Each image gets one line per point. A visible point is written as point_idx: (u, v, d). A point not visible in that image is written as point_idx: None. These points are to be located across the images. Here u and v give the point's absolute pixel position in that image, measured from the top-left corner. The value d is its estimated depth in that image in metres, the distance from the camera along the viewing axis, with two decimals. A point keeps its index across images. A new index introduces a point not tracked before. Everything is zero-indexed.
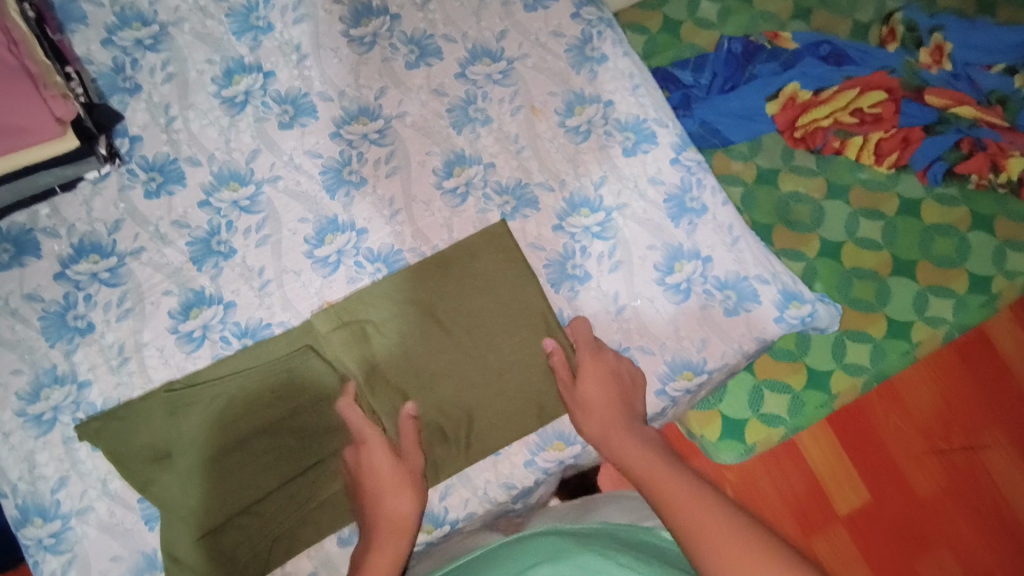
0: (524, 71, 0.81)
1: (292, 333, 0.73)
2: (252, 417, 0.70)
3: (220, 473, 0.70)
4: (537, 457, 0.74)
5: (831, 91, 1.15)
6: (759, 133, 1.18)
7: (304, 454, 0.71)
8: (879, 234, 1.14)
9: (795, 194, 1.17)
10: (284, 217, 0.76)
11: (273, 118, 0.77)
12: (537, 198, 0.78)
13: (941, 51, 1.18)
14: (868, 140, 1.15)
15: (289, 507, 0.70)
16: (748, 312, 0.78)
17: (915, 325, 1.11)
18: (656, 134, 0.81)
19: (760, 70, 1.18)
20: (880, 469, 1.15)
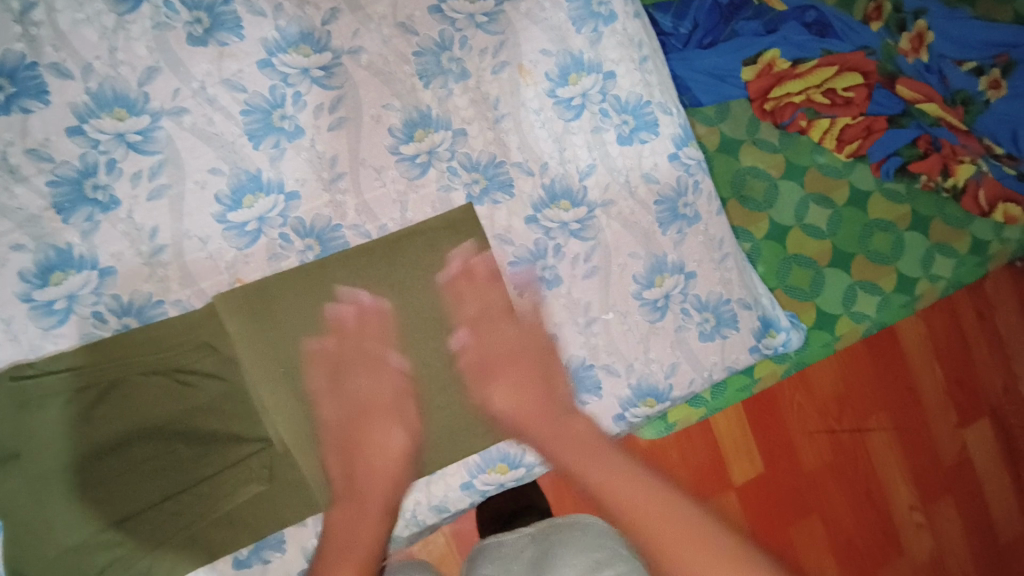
0: (515, 17, 0.65)
1: (192, 317, 0.58)
2: (134, 416, 0.57)
3: (87, 479, 0.56)
4: (475, 480, 0.65)
5: (809, 64, 0.97)
6: (728, 98, 1.00)
7: (199, 464, 0.58)
8: (828, 221, 0.98)
9: (754, 168, 0.99)
10: (188, 165, 0.58)
11: (180, 27, 0.58)
12: (511, 182, 0.65)
13: (922, 39, 0.94)
14: (834, 125, 0.98)
15: (172, 526, 0.58)
16: (723, 339, 0.71)
17: (839, 319, 0.95)
18: (658, 121, 0.69)
19: (742, 28, 0.98)
20: (777, 445, 1.10)
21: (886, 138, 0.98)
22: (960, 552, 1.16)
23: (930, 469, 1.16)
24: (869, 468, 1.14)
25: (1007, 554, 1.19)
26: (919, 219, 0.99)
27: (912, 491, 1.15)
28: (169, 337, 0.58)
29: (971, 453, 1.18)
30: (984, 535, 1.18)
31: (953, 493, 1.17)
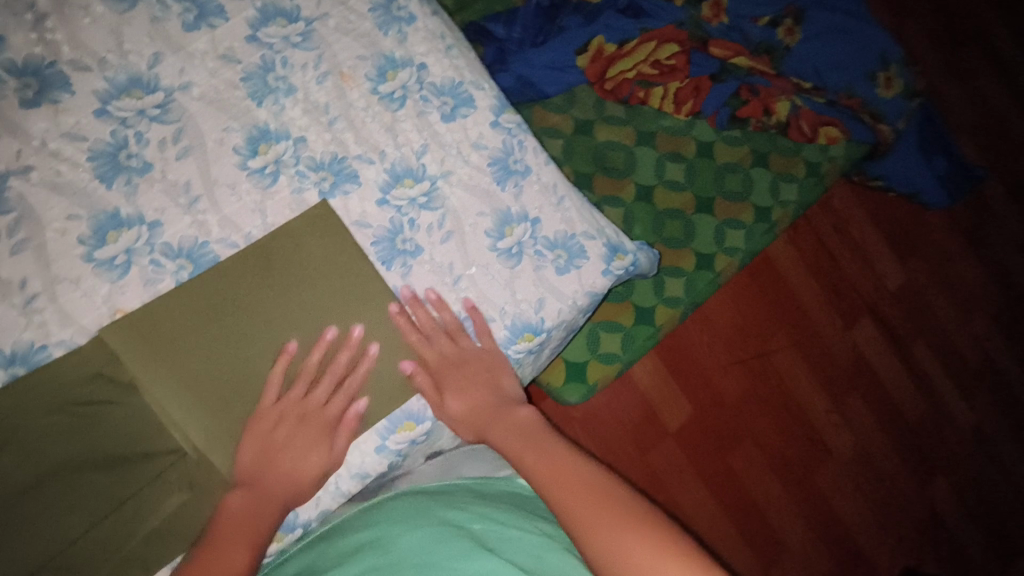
0: (326, 32, 0.74)
1: (79, 354, 0.62)
2: (42, 457, 0.61)
3: (6, 527, 0.59)
4: (387, 442, 0.72)
5: (631, 45, 1.33)
6: (572, 85, 1.33)
7: (114, 488, 0.63)
8: (684, 174, 1.34)
9: (609, 142, 1.33)
10: (46, 216, 0.63)
11: (11, 94, 0.64)
12: (356, 172, 0.73)
13: (718, 5, 1.41)
14: (667, 90, 1.34)
15: (103, 549, 0.62)
16: (578, 269, 0.80)
17: (717, 256, 1.30)
18: (474, 97, 0.79)
19: (567, 23, 1.33)
20: (697, 384, 1.33)
21: (711, 93, 1.35)
22: (865, 424, 1.47)
23: (832, 373, 1.46)
24: (777, 381, 1.40)
25: (912, 425, 1.52)
26: (759, 156, 1.38)
27: (823, 396, 1.44)
28: (63, 378, 0.61)
29: (862, 349, 1.49)
30: (890, 414, 1.50)
31: (855, 388, 1.47)
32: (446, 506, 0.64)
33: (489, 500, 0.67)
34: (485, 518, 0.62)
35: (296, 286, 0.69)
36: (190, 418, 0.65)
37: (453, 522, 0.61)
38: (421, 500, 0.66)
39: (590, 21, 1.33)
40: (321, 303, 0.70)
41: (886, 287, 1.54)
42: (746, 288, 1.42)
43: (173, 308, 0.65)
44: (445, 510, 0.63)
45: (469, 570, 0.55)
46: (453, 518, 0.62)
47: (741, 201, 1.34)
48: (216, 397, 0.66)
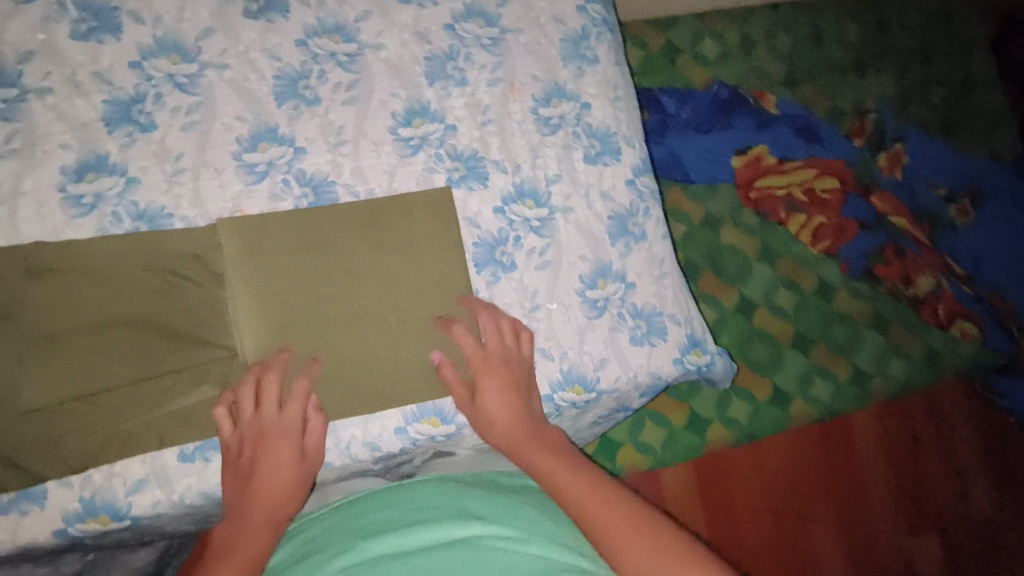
0: (514, 45, 0.79)
1: (192, 232, 0.68)
2: (124, 305, 0.66)
3: (68, 352, 0.64)
4: (409, 427, 0.72)
5: (793, 164, 1.30)
6: (716, 179, 1.31)
7: (168, 358, 0.66)
8: (792, 305, 1.31)
9: (731, 246, 1.32)
10: (220, 109, 0.70)
11: (240, 3, 0.72)
12: (487, 175, 0.76)
13: (897, 159, 1.37)
14: (810, 220, 1.31)
15: (133, 408, 0.65)
16: (652, 346, 0.79)
17: (794, 399, 1.27)
18: (621, 150, 0.81)
19: (737, 121, 1.32)
20: (723, 518, 1.22)
21: (855, 241, 1.32)
22: None
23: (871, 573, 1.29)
24: (808, 555, 1.26)
25: None
26: (878, 319, 1.33)
27: None
28: (174, 245, 0.67)
29: (914, 563, 1.32)
30: None
31: None
32: (471, 495, 0.59)
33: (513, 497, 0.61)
34: (510, 514, 0.57)
35: (391, 254, 0.72)
36: (252, 328, 0.68)
37: (479, 515, 0.56)
38: (444, 487, 0.61)
39: (760, 128, 1.31)
40: (405, 280, 0.73)
41: (967, 510, 1.37)
42: (814, 445, 1.29)
43: (280, 226, 0.70)
44: (471, 501, 0.58)
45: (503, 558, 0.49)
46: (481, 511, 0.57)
47: (843, 355, 1.31)
48: (274, 323, 0.68)
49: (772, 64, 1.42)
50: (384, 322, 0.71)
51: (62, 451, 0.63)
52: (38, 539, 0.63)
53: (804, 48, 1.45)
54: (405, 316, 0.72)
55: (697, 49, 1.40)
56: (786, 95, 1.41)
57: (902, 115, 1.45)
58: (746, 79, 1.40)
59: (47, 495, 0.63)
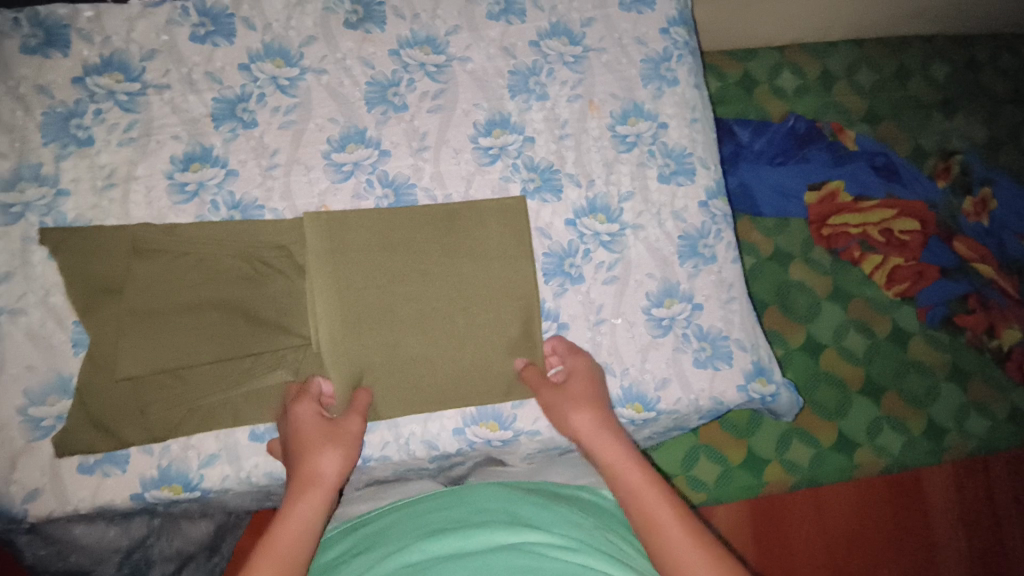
0: (596, 64, 0.81)
1: (280, 224, 0.72)
2: (214, 287, 0.70)
3: (161, 327, 0.68)
4: (467, 428, 0.73)
5: (870, 203, 1.25)
6: (787, 212, 1.28)
7: (249, 340, 0.70)
8: (864, 350, 1.26)
9: (800, 283, 1.29)
10: (315, 111, 0.75)
11: (341, 14, 0.77)
12: (561, 188, 0.78)
13: (985, 205, 1.29)
14: (885, 262, 1.26)
15: (214, 385, 0.69)
16: (716, 370, 0.77)
17: (861, 447, 1.21)
18: (696, 171, 0.81)
19: (812, 155, 1.28)
20: (776, 564, 1.18)
21: (934, 287, 1.25)
22: None
23: None
24: None
25: None
26: (957, 371, 1.26)
27: None
28: (265, 234, 0.71)
29: None
30: None
31: None
32: (526, 503, 0.60)
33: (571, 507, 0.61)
34: (565, 522, 0.56)
35: (465, 256, 0.74)
36: (325, 317, 0.70)
37: (533, 523, 0.56)
38: (501, 493, 0.62)
39: (837, 163, 1.27)
40: (476, 284, 0.74)
41: None
42: (879, 497, 1.22)
43: (363, 221, 0.73)
44: (527, 509, 0.58)
45: (552, 565, 0.48)
46: (535, 519, 0.57)
47: (917, 405, 1.24)
48: (346, 314, 0.71)
49: (852, 101, 1.40)
50: (451, 322, 0.73)
51: (148, 419, 0.67)
52: (116, 501, 0.66)
53: (887, 86, 1.42)
54: (472, 318, 0.74)
55: (775, 81, 1.40)
56: (866, 131, 1.38)
57: (991, 161, 1.38)
58: (824, 114, 1.39)
59: (129, 459, 0.67)
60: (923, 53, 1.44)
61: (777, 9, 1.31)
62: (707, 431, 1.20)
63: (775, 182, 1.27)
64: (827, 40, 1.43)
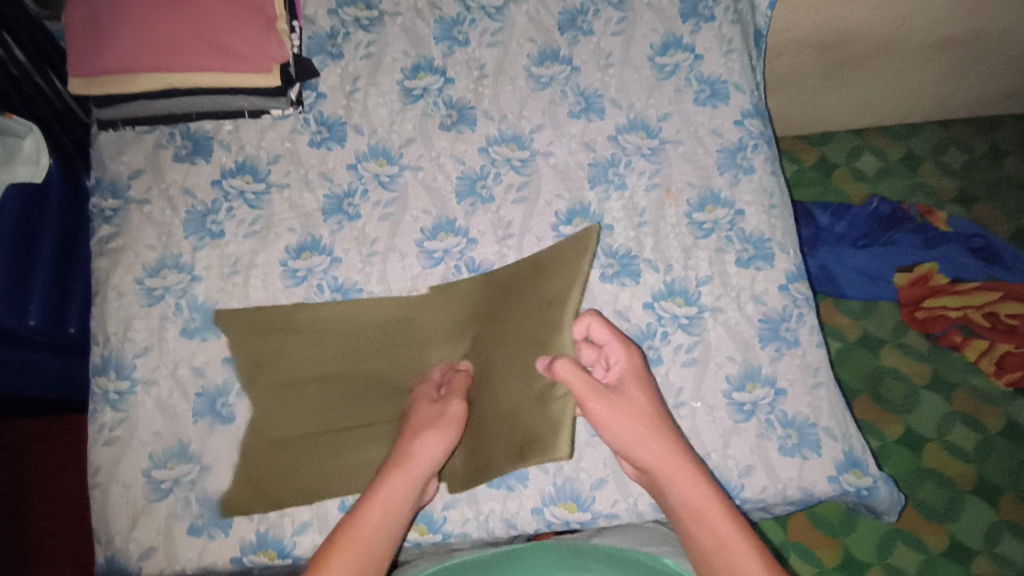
0: (672, 155, 0.85)
1: (379, 302, 0.78)
2: (348, 360, 0.77)
3: (303, 396, 0.77)
4: (545, 508, 0.73)
5: (970, 285, 1.18)
6: (877, 296, 1.23)
7: (375, 410, 0.77)
8: (972, 445, 1.16)
9: (894, 369, 1.23)
10: (411, 203, 0.82)
11: (437, 117, 0.86)
12: (640, 272, 0.80)
13: None
14: (993, 348, 1.18)
15: (343, 451, 0.75)
16: (804, 460, 0.74)
17: (978, 555, 1.08)
18: (775, 256, 0.82)
19: (900, 239, 1.25)
20: None
21: None
22: None
23: None
24: None
25: None
26: None
27: None
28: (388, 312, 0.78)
29: None
30: None
31: None
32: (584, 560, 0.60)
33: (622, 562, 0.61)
34: None
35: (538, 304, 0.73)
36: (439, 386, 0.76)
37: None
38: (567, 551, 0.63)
39: (929, 246, 1.23)
40: (545, 327, 0.72)
41: None
42: None
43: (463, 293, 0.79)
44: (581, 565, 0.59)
45: None
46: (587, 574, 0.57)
47: None
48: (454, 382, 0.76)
49: (939, 181, 1.37)
50: (531, 379, 0.73)
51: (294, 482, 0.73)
52: (218, 563, 0.71)
53: (978, 166, 1.38)
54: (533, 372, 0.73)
55: (853, 164, 1.40)
56: (959, 213, 1.34)
57: None
58: (910, 196, 1.36)
59: (232, 523, 0.72)
60: (1016, 133, 1.40)
61: (855, 96, 1.33)
62: (797, 526, 1.14)
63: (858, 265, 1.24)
64: (908, 123, 1.43)
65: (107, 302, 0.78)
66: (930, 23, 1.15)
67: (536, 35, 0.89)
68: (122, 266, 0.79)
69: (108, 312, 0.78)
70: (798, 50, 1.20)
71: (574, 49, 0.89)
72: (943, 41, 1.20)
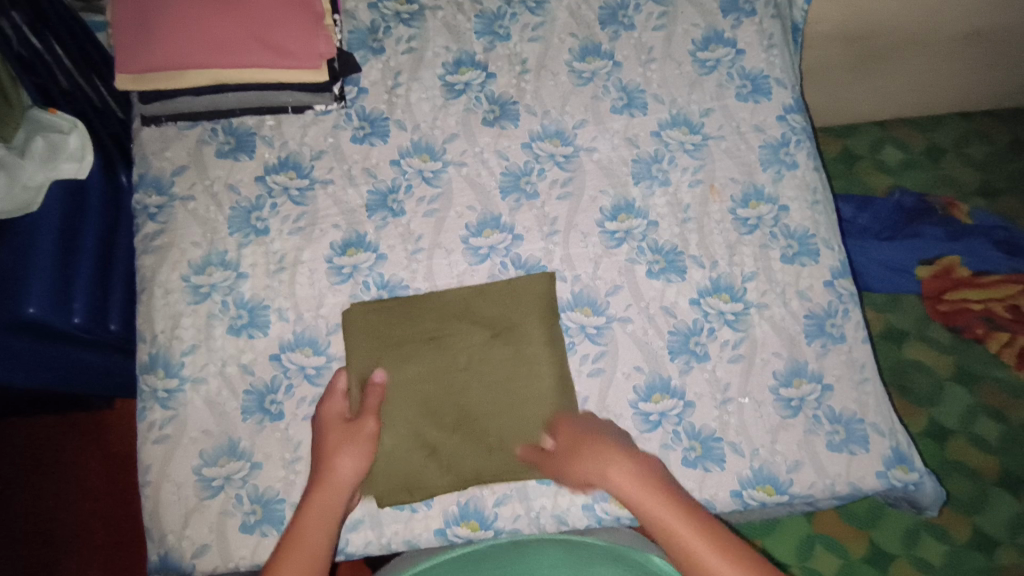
0: (716, 150, 0.85)
1: (407, 308, 0.77)
2: (473, 357, 0.75)
3: (431, 393, 0.74)
4: (597, 504, 0.73)
5: (992, 278, 1.18)
6: (901, 288, 1.23)
7: (519, 399, 0.74)
8: (997, 436, 1.17)
9: (918, 363, 1.23)
10: (455, 200, 0.82)
11: (480, 113, 0.85)
12: (685, 269, 0.80)
13: None
14: (1014, 340, 1.19)
15: (485, 445, 0.73)
16: (851, 455, 0.75)
17: (1004, 546, 1.09)
18: (820, 252, 0.82)
19: (925, 231, 1.23)
20: None
21: None
22: None
23: None
24: None
25: None
26: None
27: None
28: (493, 295, 0.77)
29: None
30: None
31: None
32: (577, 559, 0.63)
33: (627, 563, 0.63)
34: None
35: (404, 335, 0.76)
36: (551, 364, 0.75)
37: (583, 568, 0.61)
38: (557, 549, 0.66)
39: (952, 238, 1.22)
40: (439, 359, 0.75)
41: None
42: None
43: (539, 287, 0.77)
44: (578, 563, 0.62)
45: None
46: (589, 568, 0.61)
47: None
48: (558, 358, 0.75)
49: (964, 173, 1.37)
50: (507, 392, 0.74)
51: (454, 471, 0.73)
52: None
53: (1002, 158, 1.38)
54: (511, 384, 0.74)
55: (877, 156, 1.40)
56: (982, 207, 1.33)
57: None
58: (934, 189, 1.36)
59: (283, 520, 0.72)
60: None
61: (882, 91, 1.33)
62: (824, 519, 1.14)
63: (885, 259, 1.23)
64: (932, 115, 1.42)
65: (154, 299, 0.78)
66: (958, 14, 1.15)
67: (577, 30, 0.89)
68: (168, 264, 0.79)
69: (155, 310, 0.78)
70: (827, 43, 1.19)
71: (616, 43, 0.88)
72: (971, 33, 1.19)
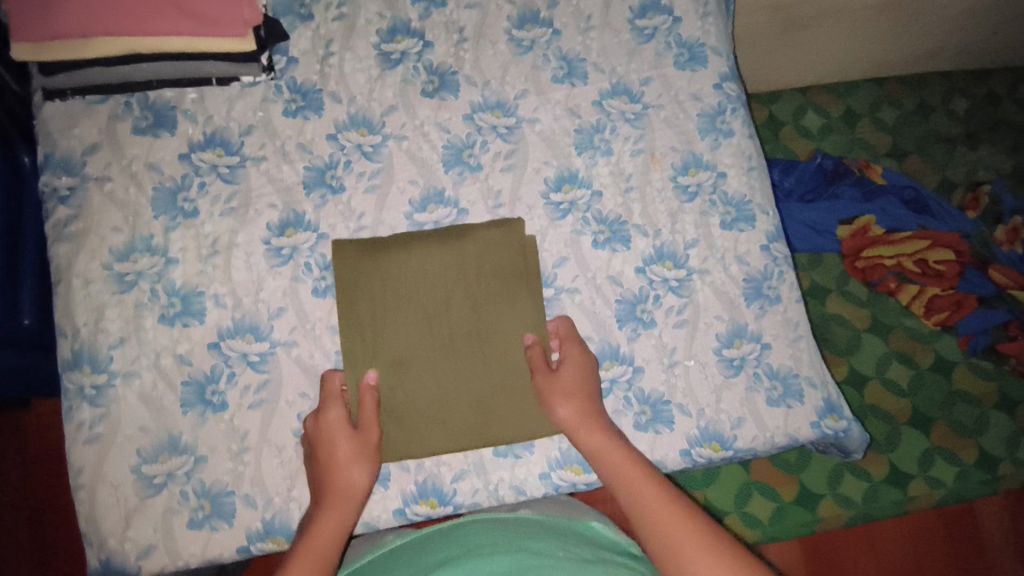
0: (655, 119, 0.86)
1: (360, 273, 0.75)
2: (444, 314, 0.75)
3: (406, 358, 0.73)
4: (552, 473, 0.75)
5: (902, 235, 1.26)
6: (821, 247, 1.31)
7: (496, 351, 0.75)
8: (908, 380, 1.27)
9: (839, 316, 1.31)
10: (397, 174, 0.79)
11: (418, 84, 0.82)
12: (629, 238, 0.82)
13: (978, 201, 1.38)
14: (923, 292, 1.27)
15: (470, 401, 0.74)
16: (788, 408, 0.79)
17: (915, 480, 1.20)
18: (756, 217, 0.85)
19: (842, 192, 1.31)
20: None
21: (974, 316, 1.26)
22: None
23: None
24: None
25: None
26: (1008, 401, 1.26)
27: None
28: (447, 254, 0.76)
29: None
30: None
31: None
32: (517, 531, 0.65)
33: (564, 538, 0.64)
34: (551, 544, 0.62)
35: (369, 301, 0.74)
36: (519, 313, 0.76)
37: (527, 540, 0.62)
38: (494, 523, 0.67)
39: (867, 199, 1.29)
40: (411, 322, 0.74)
41: None
42: (930, 533, 1.20)
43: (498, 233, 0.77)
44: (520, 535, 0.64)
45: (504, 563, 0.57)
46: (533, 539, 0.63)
47: (968, 437, 1.23)
48: (508, 306, 0.76)
49: (877, 137, 1.45)
50: (486, 345, 0.75)
51: (446, 430, 0.73)
52: (223, 555, 0.69)
53: (910, 121, 1.46)
54: (487, 337, 0.75)
55: (800, 122, 1.46)
56: (892, 167, 1.43)
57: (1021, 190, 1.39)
58: (851, 153, 1.44)
59: (235, 513, 0.69)
60: (943, 88, 1.49)
61: (805, 58, 1.37)
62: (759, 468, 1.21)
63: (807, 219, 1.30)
64: (849, 81, 1.49)
65: (73, 290, 0.73)
66: None
67: None
68: (86, 252, 0.73)
69: (75, 302, 0.72)
70: (754, 12, 1.21)
71: (554, 10, 0.87)
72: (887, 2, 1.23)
